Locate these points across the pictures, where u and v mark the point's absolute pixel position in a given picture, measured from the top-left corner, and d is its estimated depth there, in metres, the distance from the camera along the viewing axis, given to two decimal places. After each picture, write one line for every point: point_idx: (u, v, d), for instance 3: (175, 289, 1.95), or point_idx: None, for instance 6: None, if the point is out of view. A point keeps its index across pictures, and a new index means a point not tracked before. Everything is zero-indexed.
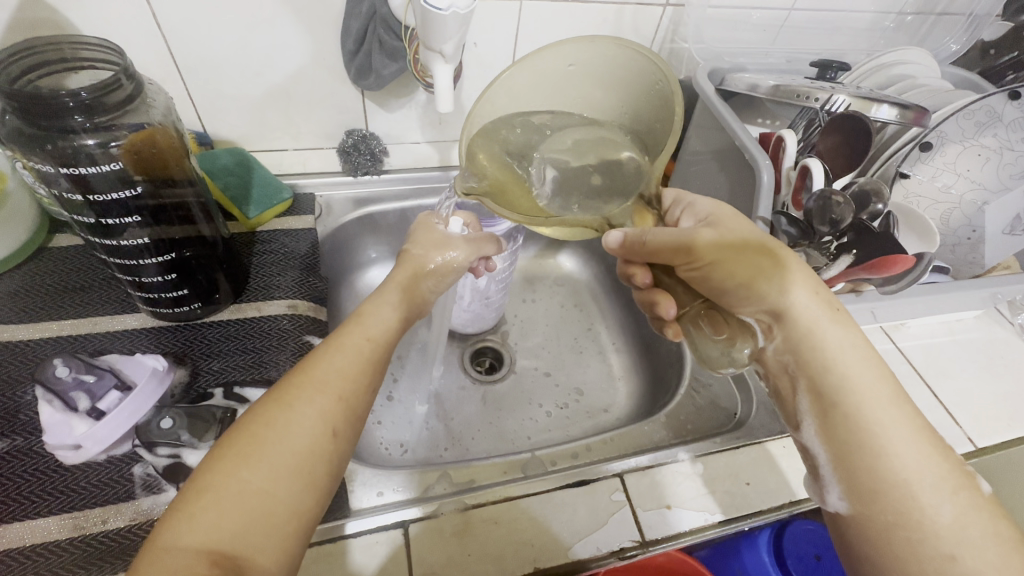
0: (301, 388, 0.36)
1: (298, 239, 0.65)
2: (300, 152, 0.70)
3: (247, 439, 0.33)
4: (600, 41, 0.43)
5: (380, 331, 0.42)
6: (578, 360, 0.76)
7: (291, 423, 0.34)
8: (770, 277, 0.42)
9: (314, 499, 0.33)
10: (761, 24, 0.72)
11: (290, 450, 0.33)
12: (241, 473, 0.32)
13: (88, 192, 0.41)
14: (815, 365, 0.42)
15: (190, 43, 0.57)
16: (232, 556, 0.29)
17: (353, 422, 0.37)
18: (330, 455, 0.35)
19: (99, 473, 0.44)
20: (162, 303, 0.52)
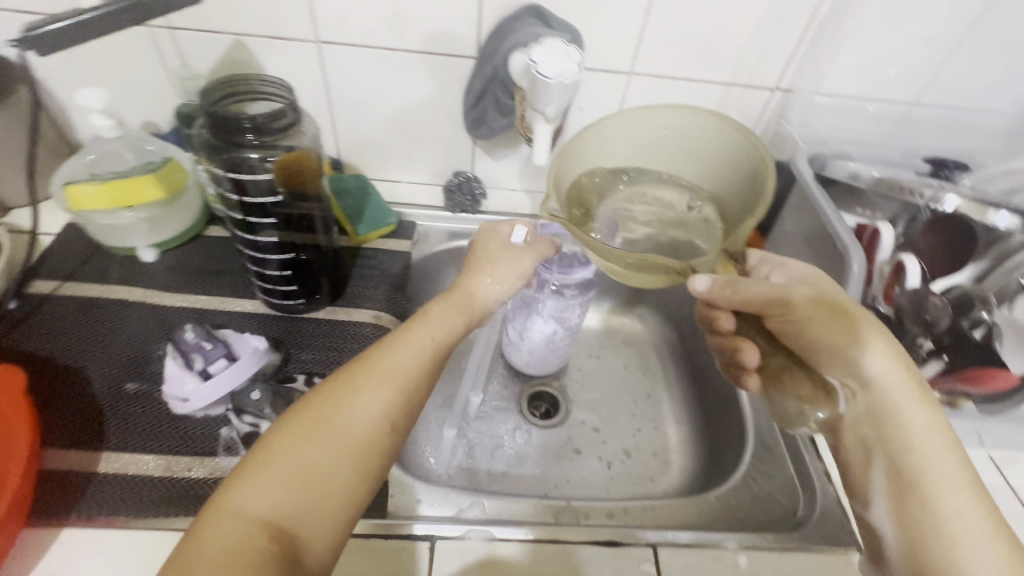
0: (362, 377, 0.40)
1: (394, 259, 0.72)
2: (412, 185, 0.80)
3: (312, 418, 0.37)
4: (699, 113, 0.47)
5: (443, 332, 0.46)
6: (631, 423, 0.75)
7: (356, 410, 0.38)
8: (863, 343, 0.43)
9: (367, 485, 0.37)
10: (877, 116, 0.71)
11: (349, 435, 0.37)
12: (305, 452, 0.36)
13: (243, 195, 0.51)
14: (894, 442, 0.41)
15: (343, 88, 0.68)
16: (288, 529, 0.33)
17: (409, 417, 0.41)
18: (385, 444, 0.39)
19: (195, 427, 0.52)
20: (276, 295, 0.61)
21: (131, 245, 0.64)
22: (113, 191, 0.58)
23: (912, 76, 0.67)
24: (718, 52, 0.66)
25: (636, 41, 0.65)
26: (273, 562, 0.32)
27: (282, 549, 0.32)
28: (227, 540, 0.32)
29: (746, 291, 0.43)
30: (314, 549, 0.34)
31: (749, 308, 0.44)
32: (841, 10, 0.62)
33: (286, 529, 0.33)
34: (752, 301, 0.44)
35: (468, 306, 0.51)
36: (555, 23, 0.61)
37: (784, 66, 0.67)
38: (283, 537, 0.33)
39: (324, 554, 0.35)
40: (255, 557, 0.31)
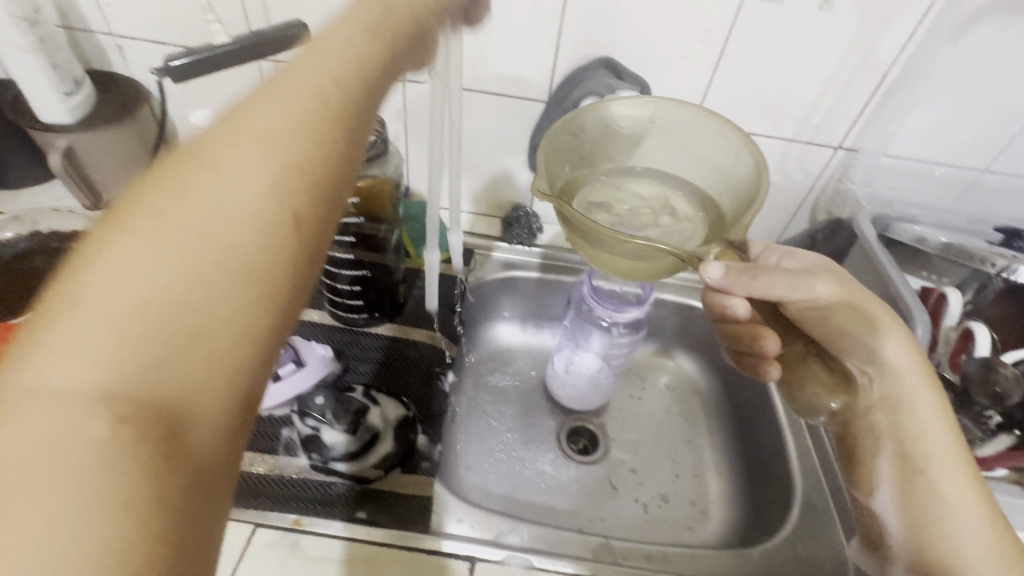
0: (203, 158, 0.27)
1: (451, 283, 0.75)
2: (472, 215, 0.84)
3: (134, 223, 0.25)
4: (690, 110, 0.56)
5: (334, 77, 0.32)
6: (671, 468, 0.74)
7: (228, 184, 0.27)
8: (887, 335, 0.46)
9: (268, 309, 0.27)
10: (944, 181, 0.71)
11: (213, 227, 0.26)
12: (130, 256, 0.24)
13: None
14: (907, 433, 0.46)
15: (421, 122, 0.74)
16: (165, 385, 0.23)
17: (312, 194, 0.29)
18: (287, 225, 0.28)
19: (260, 425, 0.55)
20: (342, 308, 0.65)
21: None
22: None
23: (983, 143, 0.67)
24: (782, 109, 0.68)
25: (702, 95, 0.68)
26: (144, 445, 0.21)
27: (149, 408, 0.22)
28: (40, 419, 0.20)
29: (760, 278, 0.44)
30: (208, 423, 0.24)
31: (773, 292, 0.45)
32: (911, 76, 0.63)
33: (141, 376, 0.22)
34: (776, 284, 0.44)
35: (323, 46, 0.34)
36: (626, 75, 0.65)
37: (849, 127, 0.68)
38: (133, 399, 0.22)
39: (220, 421, 0.24)
40: (95, 439, 0.21)
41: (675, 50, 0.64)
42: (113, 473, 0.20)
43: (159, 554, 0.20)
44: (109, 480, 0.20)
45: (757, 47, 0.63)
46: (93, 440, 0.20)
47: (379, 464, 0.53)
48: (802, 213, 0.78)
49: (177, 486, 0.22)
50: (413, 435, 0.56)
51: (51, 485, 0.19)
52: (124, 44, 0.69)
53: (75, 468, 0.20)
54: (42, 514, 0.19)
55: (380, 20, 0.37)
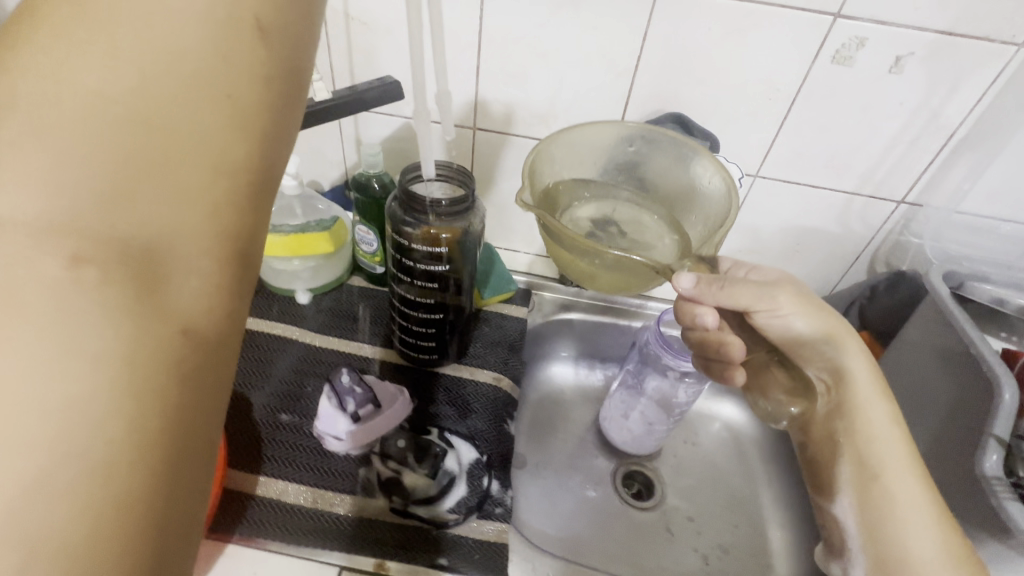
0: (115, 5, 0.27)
1: (512, 324, 0.77)
2: (530, 255, 0.86)
3: (70, 79, 0.26)
4: (659, 133, 0.54)
5: None
6: (729, 518, 0.73)
7: (156, 31, 0.28)
8: (857, 355, 0.48)
9: (229, 161, 0.29)
10: (1011, 237, 0.71)
11: (163, 47, 0.28)
12: (96, 112, 0.26)
13: (413, 258, 0.59)
14: (860, 437, 0.48)
15: (488, 167, 0.77)
16: (132, 219, 0.25)
17: (234, 17, 0.30)
18: (224, 80, 0.29)
19: (337, 463, 0.56)
20: (413, 348, 0.67)
21: (292, 288, 0.73)
22: (294, 242, 0.69)
23: None
24: (846, 164, 0.69)
25: (767, 148, 0.69)
26: (115, 271, 0.24)
27: (119, 247, 0.25)
28: (11, 259, 0.23)
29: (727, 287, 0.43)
30: (187, 265, 0.26)
31: (741, 303, 0.44)
32: (980, 136, 0.64)
33: (109, 215, 0.25)
34: (744, 294, 0.44)
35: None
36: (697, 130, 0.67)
37: (913, 182, 0.69)
38: (100, 241, 0.24)
39: (197, 247, 0.27)
40: (53, 278, 0.23)
41: (742, 107, 0.66)
42: (98, 328, 0.23)
43: (134, 379, 0.23)
44: (85, 326, 0.23)
45: (823, 105, 0.65)
46: (65, 278, 0.23)
47: (456, 508, 0.55)
48: (861, 263, 0.78)
49: (166, 331, 0.25)
50: (487, 481, 0.57)
51: (37, 338, 0.22)
52: None
53: (57, 311, 0.22)
54: (32, 360, 0.21)
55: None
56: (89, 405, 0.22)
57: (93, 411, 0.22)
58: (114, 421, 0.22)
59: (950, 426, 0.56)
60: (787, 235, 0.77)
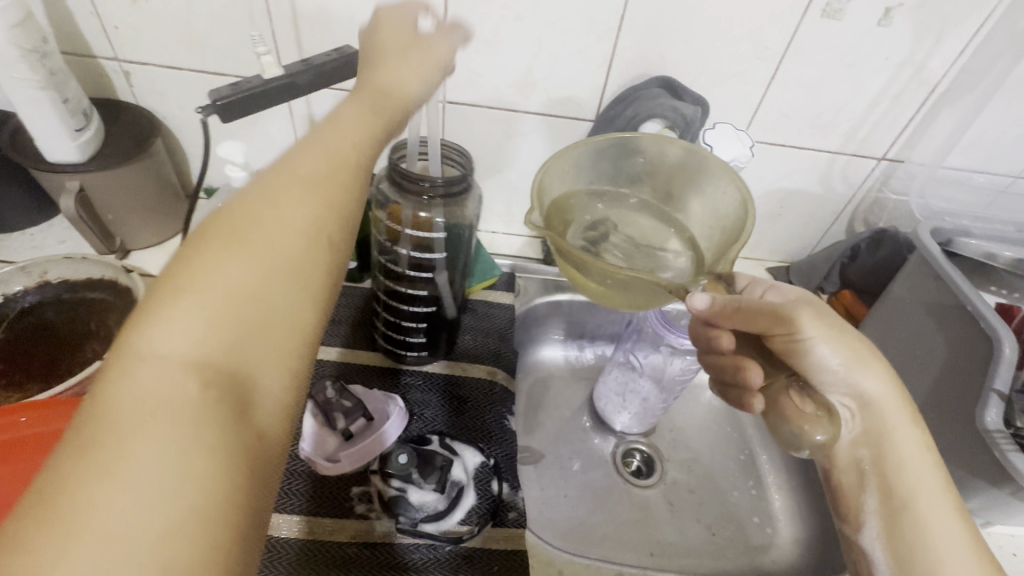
0: (273, 188, 0.32)
1: (499, 312, 0.73)
2: (508, 236, 0.82)
3: (223, 241, 0.29)
4: (676, 146, 0.51)
5: (367, 127, 0.36)
6: (729, 486, 0.74)
7: (278, 202, 0.31)
8: (879, 372, 0.45)
9: (312, 307, 0.31)
10: (982, 188, 0.72)
11: (278, 212, 0.31)
12: (227, 270, 0.29)
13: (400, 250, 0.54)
14: (890, 464, 0.45)
15: (461, 143, 0.71)
16: (234, 362, 0.27)
17: (346, 214, 0.34)
18: (327, 269, 0.32)
19: (333, 486, 0.51)
20: (402, 346, 0.62)
21: None
22: None
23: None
24: (831, 122, 0.68)
25: (755, 108, 0.66)
26: (219, 404, 0.26)
27: (232, 390, 0.27)
28: (154, 388, 0.25)
29: (743, 308, 0.40)
30: (269, 402, 0.28)
31: (754, 325, 0.41)
32: (961, 88, 0.64)
33: (219, 363, 0.27)
34: (757, 315, 0.41)
35: (383, 109, 0.38)
36: (685, 94, 0.63)
37: (894, 139, 0.69)
38: (220, 379, 0.27)
39: (278, 399, 0.29)
40: (185, 403, 0.25)
41: (728, 68, 0.63)
42: (217, 473, 0.24)
43: (233, 502, 0.24)
44: (206, 462, 0.24)
45: (812, 62, 0.62)
46: (190, 414, 0.25)
47: (468, 519, 0.51)
48: (842, 222, 0.79)
49: (250, 448, 0.26)
50: (496, 485, 0.54)
51: (167, 463, 0.23)
52: (131, 69, 0.63)
53: (185, 439, 0.24)
54: (163, 485, 0.23)
55: (380, 87, 0.38)
56: (189, 529, 0.23)
57: (174, 551, 0.22)
58: (188, 560, 0.22)
59: (946, 381, 0.57)
60: (770, 197, 0.76)
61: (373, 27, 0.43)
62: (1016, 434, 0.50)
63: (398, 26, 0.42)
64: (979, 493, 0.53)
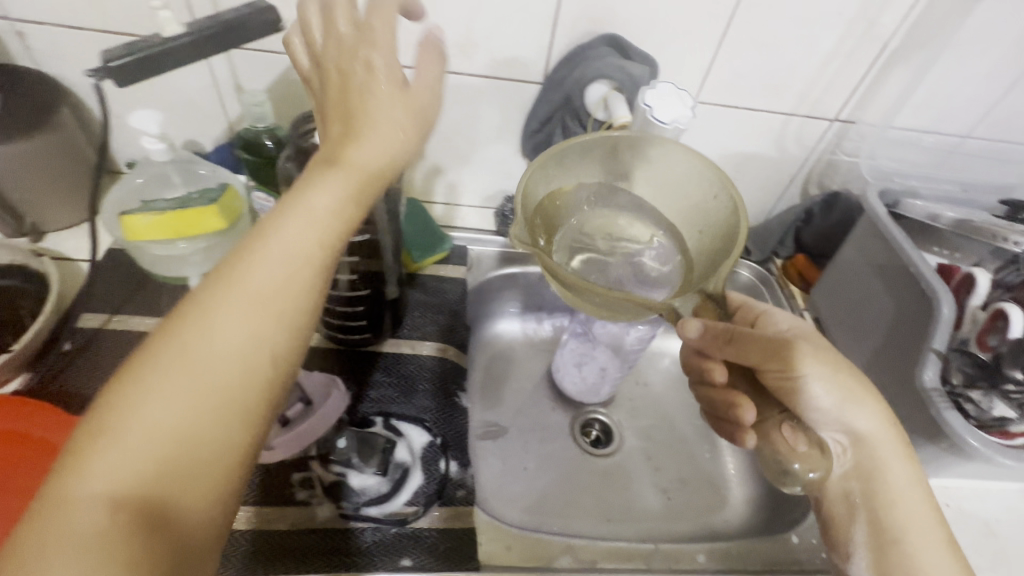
0: (210, 296, 0.29)
1: (451, 287, 0.70)
2: (460, 207, 0.79)
3: (150, 368, 0.27)
4: (661, 140, 0.48)
5: (334, 218, 0.32)
6: (686, 451, 0.74)
7: (220, 322, 0.28)
8: (872, 406, 0.45)
9: (250, 434, 0.28)
10: (932, 148, 0.72)
11: (218, 336, 0.28)
12: (151, 404, 0.26)
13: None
14: (880, 498, 0.44)
15: None
16: (154, 507, 0.25)
17: (298, 325, 0.30)
18: (271, 383, 0.29)
19: (273, 474, 0.49)
20: (341, 330, 0.59)
21: (183, 275, 0.60)
22: (171, 220, 0.55)
23: (971, 110, 0.68)
24: (783, 83, 0.66)
25: (707, 70, 0.64)
26: (125, 553, 0.23)
27: (145, 536, 0.24)
28: (56, 540, 0.23)
29: (734, 335, 0.42)
30: (193, 539, 0.25)
31: (748, 359, 0.43)
32: (911, 45, 0.62)
33: (146, 505, 0.24)
34: (750, 348, 0.43)
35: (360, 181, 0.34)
36: (634, 54, 0.60)
37: (847, 99, 0.68)
38: (132, 523, 0.24)
39: (205, 532, 0.26)
40: (89, 533, 0.23)
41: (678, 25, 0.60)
42: None
43: None
44: None
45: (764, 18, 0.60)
46: (91, 566, 0.22)
47: (414, 500, 0.50)
48: (796, 185, 0.78)
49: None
50: (444, 464, 0.53)
51: None
52: (24, 29, 0.57)
53: None
54: None
55: (340, 142, 0.33)
56: None
57: None
58: None
59: (891, 342, 0.58)
60: (725, 162, 0.75)
61: (316, 48, 0.36)
62: (951, 392, 0.50)
63: (341, 37, 0.35)
64: (919, 449, 0.55)
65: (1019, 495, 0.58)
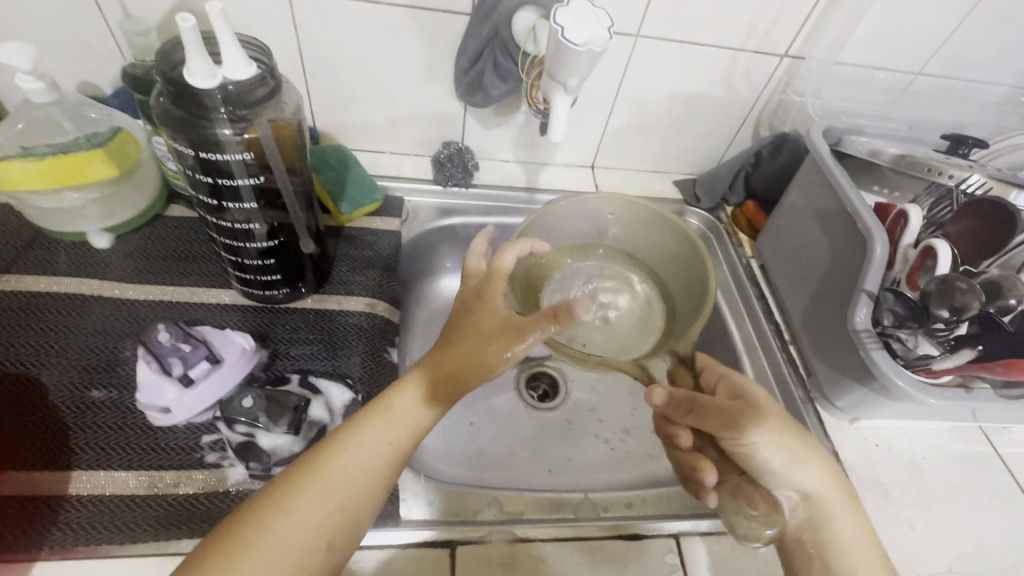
0: (325, 465, 0.37)
1: (383, 240, 0.66)
2: (396, 156, 0.74)
3: (272, 514, 0.35)
4: (641, 208, 0.53)
5: (401, 431, 0.40)
6: (630, 401, 0.74)
7: (297, 517, 0.35)
8: (820, 461, 0.44)
9: None
10: (884, 86, 0.69)
11: (293, 527, 0.35)
12: (272, 536, 0.34)
13: (207, 176, 0.43)
14: (832, 551, 0.42)
15: (320, 44, 0.61)
16: None
17: (353, 528, 0.37)
18: (345, 542, 0.36)
19: (178, 437, 0.47)
20: (254, 285, 0.55)
21: (80, 229, 0.56)
22: (55, 167, 0.50)
23: (923, 45, 0.65)
24: (728, 14, 0.62)
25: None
26: None
27: None
28: None
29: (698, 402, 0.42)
30: None
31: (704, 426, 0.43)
32: None
33: None
34: (711, 416, 0.43)
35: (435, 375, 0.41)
36: None
37: (797, 32, 0.64)
38: None
39: None
40: None
41: None
42: None
43: None
44: None
45: None
46: None
47: None
48: (747, 128, 0.75)
49: None
50: None
51: None
52: None
53: None
54: None
55: (443, 366, 0.41)
56: None
57: None
58: None
59: (828, 285, 0.57)
60: (672, 104, 0.71)
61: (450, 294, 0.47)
62: (881, 333, 0.48)
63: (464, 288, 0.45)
64: (848, 390, 0.55)
65: (946, 434, 0.59)
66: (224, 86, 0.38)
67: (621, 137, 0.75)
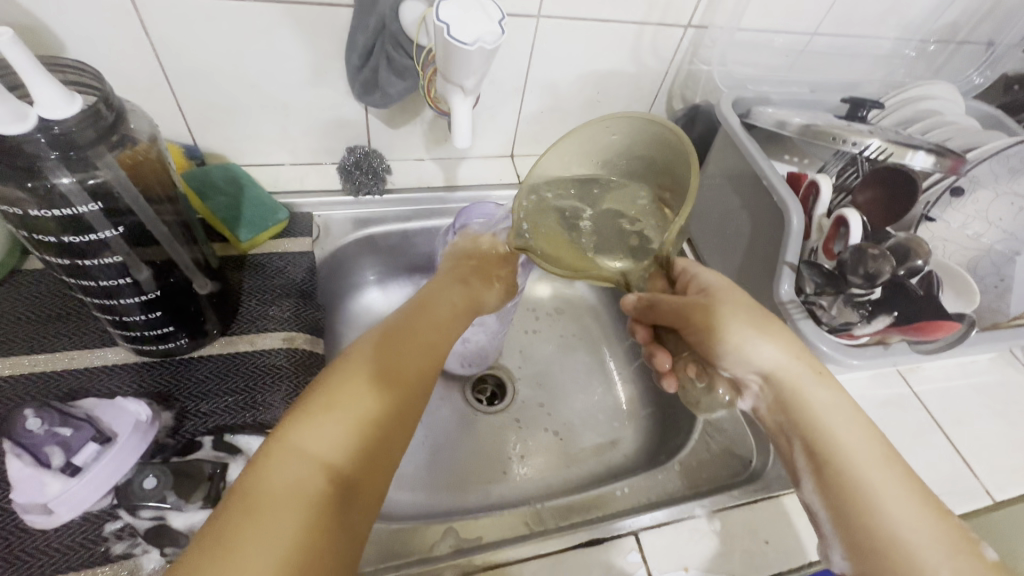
0: (281, 471, 0.32)
1: (293, 263, 0.60)
2: (297, 167, 0.68)
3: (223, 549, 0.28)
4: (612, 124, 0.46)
5: (355, 416, 0.35)
6: (578, 390, 0.73)
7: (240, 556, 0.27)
8: (755, 342, 0.43)
9: None
10: (783, 50, 0.70)
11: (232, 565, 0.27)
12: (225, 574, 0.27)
13: (46, 233, 0.36)
14: (805, 425, 0.42)
15: (183, 55, 0.54)
16: None
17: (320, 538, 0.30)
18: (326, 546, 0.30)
19: (74, 533, 0.40)
20: (145, 341, 0.48)
21: None
22: None
23: (816, 5, 0.66)
24: None
25: None
26: None
27: None
28: None
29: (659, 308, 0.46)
30: None
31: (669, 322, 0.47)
32: None
33: None
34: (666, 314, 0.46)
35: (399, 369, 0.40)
36: None
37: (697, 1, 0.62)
38: None
39: None
40: None
41: None
42: None
43: None
44: None
45: None
46: None
47: None
48: (661, 101, 0.74)
49: None
50: None
51: None
52: None
53: None
54: None
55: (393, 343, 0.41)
56: None
57: None
58: None
59: (752, 257, 0.58)
60: (584, 82, 0.69)
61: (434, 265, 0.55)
62: (804, 302, 0.49)
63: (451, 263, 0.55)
64: None
65: (869, 383, 0.62)
66: (46, 126, 0.32)
67: (537, 122, 0.72)
